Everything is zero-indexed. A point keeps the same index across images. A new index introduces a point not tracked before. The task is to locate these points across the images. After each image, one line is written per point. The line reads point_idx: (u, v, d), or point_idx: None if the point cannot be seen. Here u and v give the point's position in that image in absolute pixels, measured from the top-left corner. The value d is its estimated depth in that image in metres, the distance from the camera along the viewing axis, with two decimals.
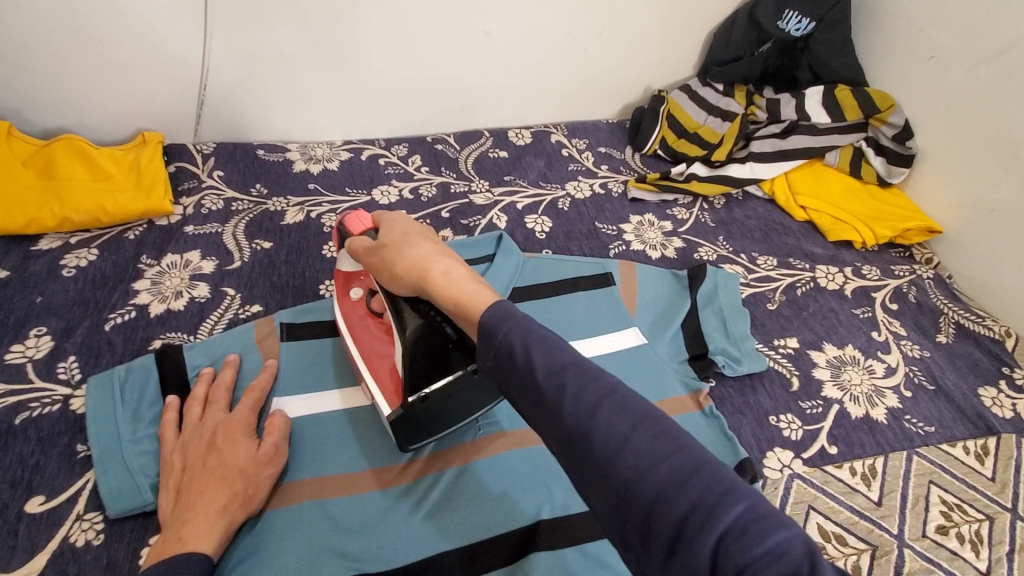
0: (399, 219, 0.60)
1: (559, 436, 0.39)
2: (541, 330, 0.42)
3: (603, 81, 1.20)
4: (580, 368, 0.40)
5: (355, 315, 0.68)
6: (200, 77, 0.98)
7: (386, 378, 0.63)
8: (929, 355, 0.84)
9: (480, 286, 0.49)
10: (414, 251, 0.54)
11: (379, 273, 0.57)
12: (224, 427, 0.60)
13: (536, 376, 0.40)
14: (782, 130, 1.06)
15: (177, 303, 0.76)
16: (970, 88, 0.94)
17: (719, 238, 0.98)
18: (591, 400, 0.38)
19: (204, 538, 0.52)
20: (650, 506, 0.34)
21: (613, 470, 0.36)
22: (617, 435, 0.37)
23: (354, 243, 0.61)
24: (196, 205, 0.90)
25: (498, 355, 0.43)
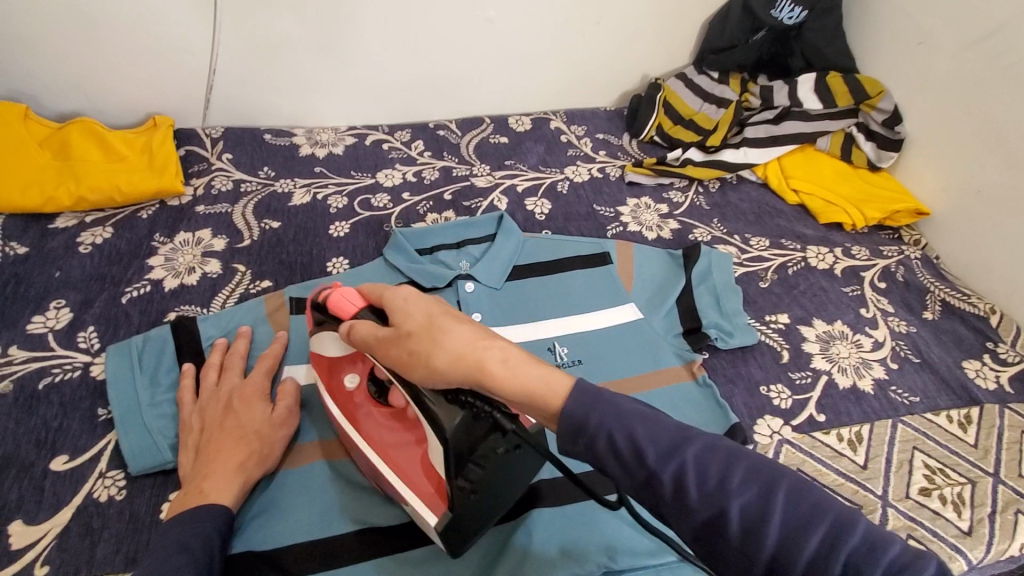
0: (402, 296, 0.54)
1: (691, 522, 0.42)
2: (633, 410, 0.45)
3: (601, 69, 1.23)
4: (693, 441, 0.43)
5: (355, 405, 0.62)
6: (209, 64, 1.00)
7: (416, 473, 0.56)
8: (916, 331, 0.87)
9: (540, 373, 0.48)
10: (453, 338, 0.49)
11: (406, 365, 0.51)
12: (239, 392, 0.63)
13: (649, 462, 0.43)
14: (775, 116, 1.09)
15: (190, 279, 0.79)
16: (957, 74, 0.97)
17: (714, 220, 1.01)
18: (716, 473, 0.42)
19: (223, 492, 0.55)
20: (801, 572, 0.38)
21: (761, 548, 0.39)
22: (753, 511, 0.40)
23: (360, 329, 0.55)
24: (206, 186, 0.93)
25: (590, 444, 0.45)
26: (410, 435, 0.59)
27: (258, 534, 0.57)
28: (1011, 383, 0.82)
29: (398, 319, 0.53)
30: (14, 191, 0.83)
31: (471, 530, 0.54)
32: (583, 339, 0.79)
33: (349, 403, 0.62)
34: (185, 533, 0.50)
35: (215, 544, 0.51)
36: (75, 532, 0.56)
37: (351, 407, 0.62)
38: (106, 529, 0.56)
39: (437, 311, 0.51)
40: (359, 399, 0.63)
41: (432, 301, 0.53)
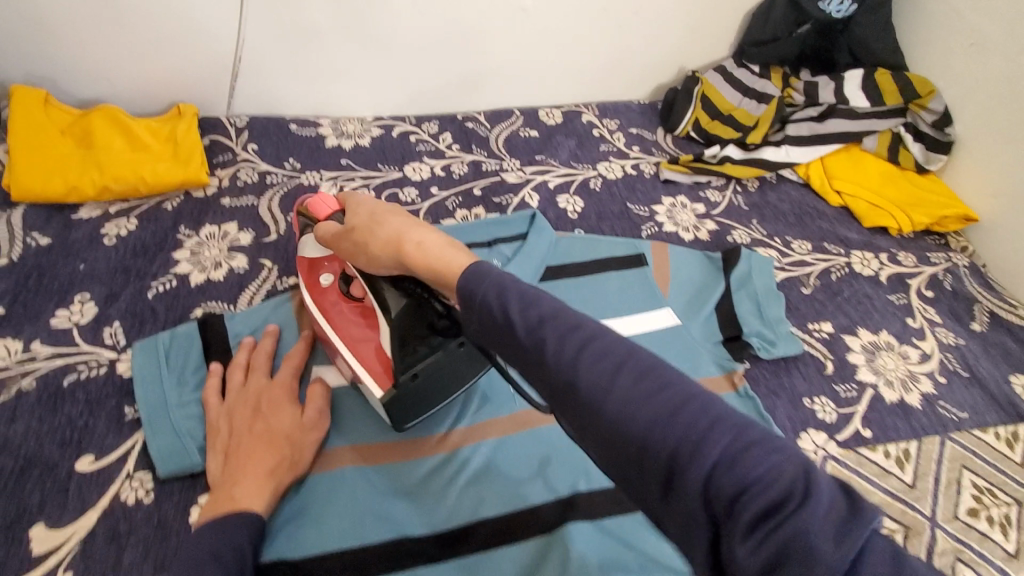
0: (362, 200, 0.60)
1: (550, 391, 0.38)
2: (516, 285, 0.42)
3: (636, 61, 1.18)
4: (561, 316, 0.40)
5: (327, 302, 0.66)
6: (234, 50, 0.98)
7: (370, 357, 0.62)
8: (964, 343, 0.83)
9: (454, 251, 0.48)
10: (385, 227, 0.53)
11: (354, 257, 0.57)
12: (268, 394, 0.61)
13: (515, 331, 0.40)
14: (820, 114, 1.04)
15: (216, 274, 0.77)
16: (1010, 75, 0.92)
17: (753, 221, 0.97)
18: (575, 343, 0.38)
19: (255, 499, 0.53)
20: (642, 445, 0.34)
21: (602, 417, 0.35)
22: (602, 381, 0.36)
23: (322, 228, 0.61)
24: (231, 178, 0.91)
25: (474, 314, 0.43)
26: (372, 330, 0.64)
27: (290, 542, 0.55)
28: None
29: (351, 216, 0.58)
30: (39, 179, 0.81)
31: (410, 407, 0.60)
32: None
33: (320, 294, 0.67)
34: (219, 541, 0.49)
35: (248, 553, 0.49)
36: (101, 537, 0.54)
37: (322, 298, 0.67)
38: (133, 534, 0.55)
39: (379, 208, 0.56)
40: (331, 295, 0.67)
41: (380, 202, 0.57)
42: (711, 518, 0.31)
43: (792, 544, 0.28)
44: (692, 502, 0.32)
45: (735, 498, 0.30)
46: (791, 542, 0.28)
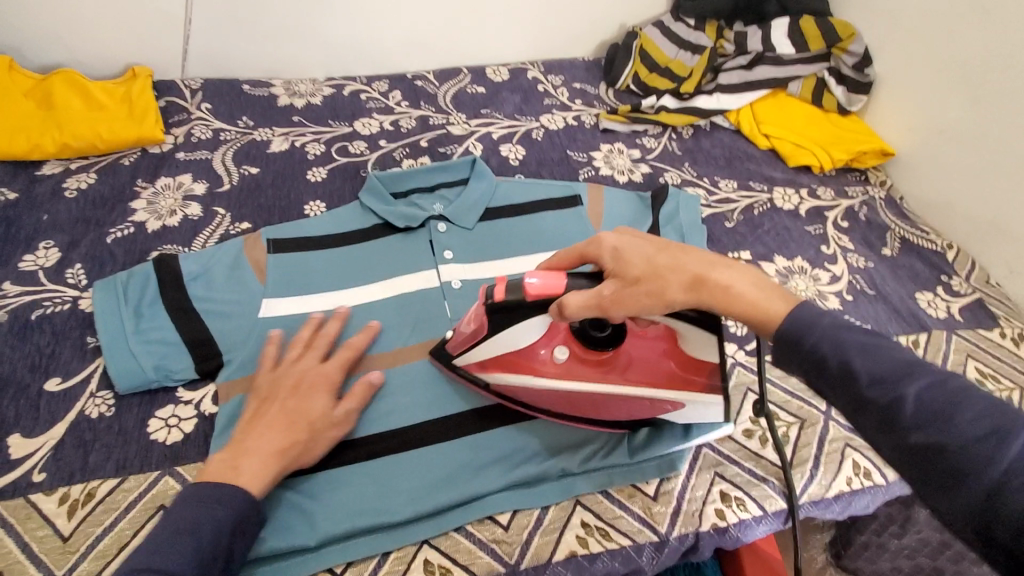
0: (609, 244, 0.53)
1: (900, 444, 0.42)
2: (859, 339, 0.45)
3: (580, 19, 1.23)
4: (924, 372, 0.43)
5: (576, 363, 0.63)
6: (184, 13, 1.01)
7: (668, 368, 0.60)
8: (873, 266, 0.89)
9: (767, 293, 0.50)
10: (688, 269, 0.51)
11: (642, 307, 0.51)
12: (314, 374, 0.63)
13: (861, 385, 0.43)
14: (748, 62, 1.10)
15: (172, 220, 0.82)
16: (926, 13, 0.97)
17: (685, 164, 1.04)
18: (943, 404, 0.41)
19: (256, 478, 0.55)
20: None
21: (980, 479, 0.38)
22: (976, 446, 0.39)
23: (569, 301, 0.52)
24: (186, 135, 0.95)
25: (802, 361, 0.46)
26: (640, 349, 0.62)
27: None
28: (961, 312, 0.85)
29: (615, 266, 0.52)
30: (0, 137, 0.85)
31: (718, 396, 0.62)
32: None
33: (562, 370, 0.63)
34: (204, 511, 0.51)
35: (224, 532, 0.51)
36: (69, 444, 0.62)
37: (565, 371, 0.62)
38: (97, 441, 0.62)
39: (652, 249, 0.52)
40: (574, 359, 0.63)
41: (638, 244, 0.52)
42: None
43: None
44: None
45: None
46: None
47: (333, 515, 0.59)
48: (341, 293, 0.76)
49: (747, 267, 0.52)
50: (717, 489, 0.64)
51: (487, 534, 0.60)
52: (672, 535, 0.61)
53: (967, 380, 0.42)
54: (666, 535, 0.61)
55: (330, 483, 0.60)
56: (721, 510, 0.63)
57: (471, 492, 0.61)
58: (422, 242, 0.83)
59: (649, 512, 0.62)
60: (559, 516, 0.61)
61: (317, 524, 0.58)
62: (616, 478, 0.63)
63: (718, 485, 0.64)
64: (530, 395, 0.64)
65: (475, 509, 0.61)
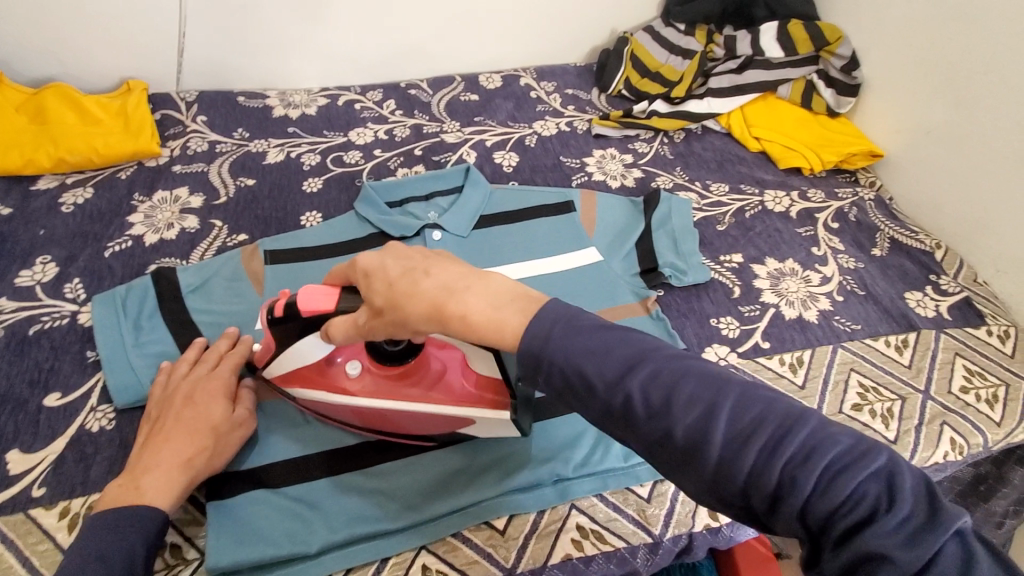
0: (367, 264, 0.50)
1: (641, 441, 0.41)
2: (584, 344, 0.42)
3: (572, 25, 1.24)
4: (648, 361, 0.41)
5: (371, 381, 0.63)
6: (178, 26, 1.02)
7: (464, 387, 0.61)
8: (863, 267, 0.90)
9: (504, 310, 0.45)
10: (424, 293, 0.46)
11: (394, 333, 0.50)
12: (204, 385, 0.63)
13: (597, 390, 0.41)
14: (738, 66, 1.11)
15: (169, 234, 0.83)
16: (910, 16, 0.99)
17: (677, 168, 1.05)
18: (662, 392, 0.39)
19: (161, 493, 0.55)
20: (741, 481, 0.36)
21: (704, 461, 0.37)
22: (695, 425, 0.38)
23: (335, 327, 0.54)
24: (181, 148, 0.96)
25: (548, 378, 0.43)
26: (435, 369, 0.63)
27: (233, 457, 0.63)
28: (949, 310, 0.86)
29: (367, 289, 0.50)
30: None
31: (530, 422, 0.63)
32: (548, 283, 0.83)
33: (357, 386, 0.63)
34: (112, 539, 0.51)
35: (138, 556, 0.51)
36: (71, 457, 0.63)
37: (362, 386, 0.63)
38: (98, 454, 0.63)
39: (396, 274, 0.48)
40: (367, 376, 0.64)
41: (386, 266, 0.49)
42: (808, 535, 0.35)
43: (866, 553, 0.32)
44: (791, 523, 0.35)
45: (826, 517, 0.34)
46: (865, 550, 0.32)
47: (332, 522, 0.60)
48: None
49: (490, 279, 0.46)
50: None
51: (484, 537, 0.61)
52: (666, 536, 0.62)
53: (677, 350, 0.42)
54: (660, 536, 0.62)
55: (327, 490, 0.62)
56: (714, 511, 0.64)
57: (466, 498, 0.61)
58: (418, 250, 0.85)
59: (643, 514, 0.63)
60: (555, 520, 0.62)
61: (315, 530, 0.59)
62: (609, 481, 0.64)
63: None
64: (333, 409, 0.64)
65: (472, 514, 0.61)
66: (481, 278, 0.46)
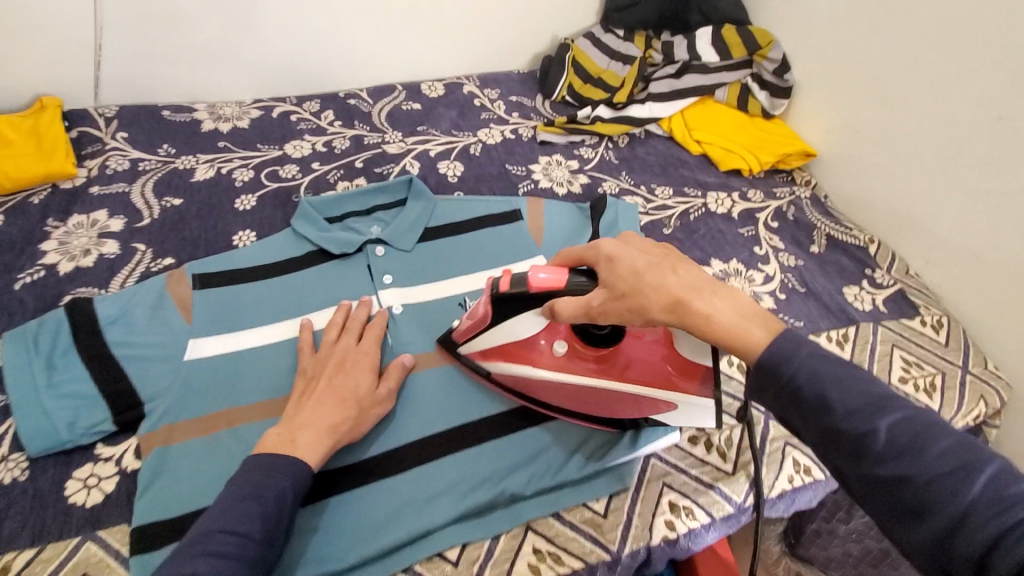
0: (608, 251, 0.56)
1: (865, 474, 0.42)
2: (835, 371, 0.44)
3: (513, 32, 1.24)
4: (897, 407, 0.42)
5: (574, 361, 0.66)
6: (92, 38, 0.95)
7: (656, 370, 0.64)
8: (803, 264, 0.93)
9: (749, 320, 0.49)
10: (672, 285, 0.51)
11: (625, 321, 0.54)
12: (352, 355, 0.67)
13: (836, 416, 0.43)
14: (676, 71, 1.13)
15: (86, 261, 0.77)
16: (836, 19, 1.02)
17: (622, 173, 1.05)
18: (914, 440, 0.41)
19: (310, 450, 0.57)
20: (982, 545, 0.37)
21: (942, 513, 0.39)
22: (942, 478, 0.39)
23: (564, 306, 0.57)
24: (100, 167, 0.90)
25: (781, 390, 0.46)
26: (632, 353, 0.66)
27: (154, 503, 0.58)
28: (885, 303, 0.89)
29: (608, 274, 0.55)
30: None
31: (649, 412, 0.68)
32: None
33: (557, 363, 0.66)
34: (263, 479, 0.54)
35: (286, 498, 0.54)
36: None
37: (564, 364, 0.66)
38: (10, 508, 0.58)
39: (642, 265, 0.53)
40: (571, 356, 0.67)
41: (633, 257, 0.54)
42: None
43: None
44: None
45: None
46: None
47: None
48: (275, 325, 0.74)
49: (735, 292, 0.51)
50: (666, 500, 0.64)
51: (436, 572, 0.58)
52: (624, 552, 0.61)
53: (939, 416, 0.43)
54: (618, 553, 0.61)
55: None
56: (671, 521, 0.63)
57: (418, 525, 0.59)
58: (360, 268, 0.81)
59: (600, 531, 0.62)
60: (511, 546, 0.60)
61: None
62: (566, 500, 0.63)
63: (667, 495, 0.64)
64: (526, 385, 0.67)
65: (423, 546, 0.59)
66: (727, 290, 0.51)
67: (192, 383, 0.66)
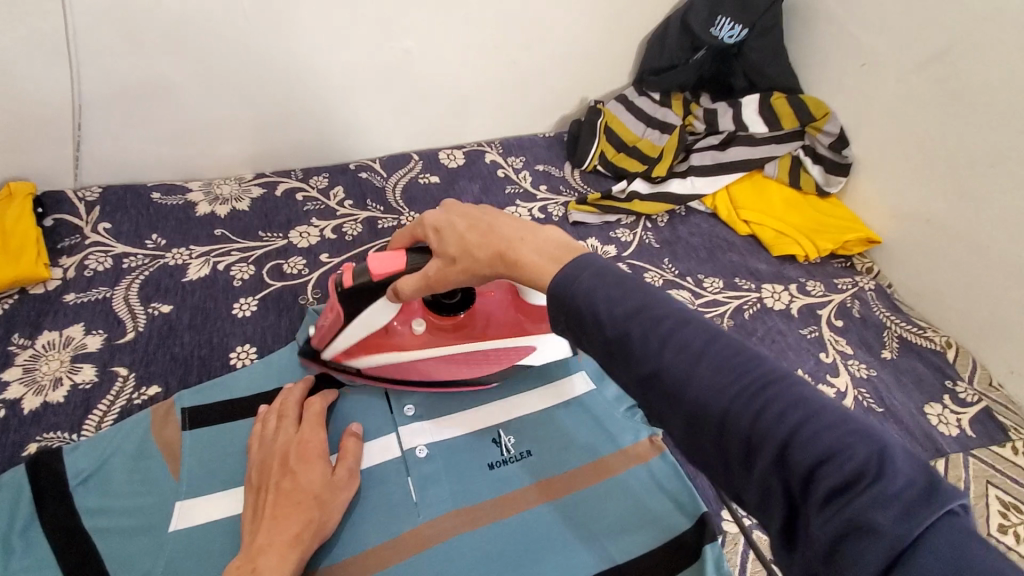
0: (434, 223, 0.57)
1: (634, 378, 0.42)
2: (601, 283, 0.44)
3: (539, 93, 1.14)
4: (645, 303, 0.42)
5: (436, 334, 0.71)
6: (73, 116, 0.85)
7: (508, 323, 0.72)
8: (877, 374, 0.83)
9: (554, 260, 0.49)
10: (496, 235, 0.53)
11: (466, 280, 0.56)
12: (297, 444, 0.60)
13: (601, 326, 0.42)
14: (721, 142, 1.03)
15: (55, 395, 0.66)
16: (904, 96, 0.92)
17: (665, 260, 0.95)
18: (660, 335, 0.40)
19: (279, 571, 0.51)
20: (719, 420, 0.37)
21: (685, 401, 0.38)
22: (684, 370, 0.39)
23: (405, 284, 0.58)
24: (78, 266, 0.79)
25: (566, 314, 0.45)
26: (483, 317, 0.73)
27: None
28: (972, 426, 0.79)
29: (438, 244, 0.56)
30: None
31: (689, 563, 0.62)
32: (538, 433, 0.70)
33: (421, 341, 0.70)
34: None
35: None
36: None
37: (428, 340, 0.70)
38: None
39: (465, 228, 0.54)
40: (431, 332, 0.71)
41: (454, 224, 0.55)
42: (788, 497, 0.34)
43: (859, 523, 0.30)
44: (767, 478, 0.34)
45: (810, 474, 0.33)
46: (857, 520, 0.30)
47: None
48: None
49: (541, 233, 0.52)
50: None
51: None
52: None
53: (678, 305, 0.43)
54: None
55: None
56: None
57: None
58: (376, 396, 0.71)
59: None
60: None
61: None
62: None
63: None
64: (399, 369, 0.70)
65: None
66: (537, 232, 0.52)
67: (181, 566, 0.55)
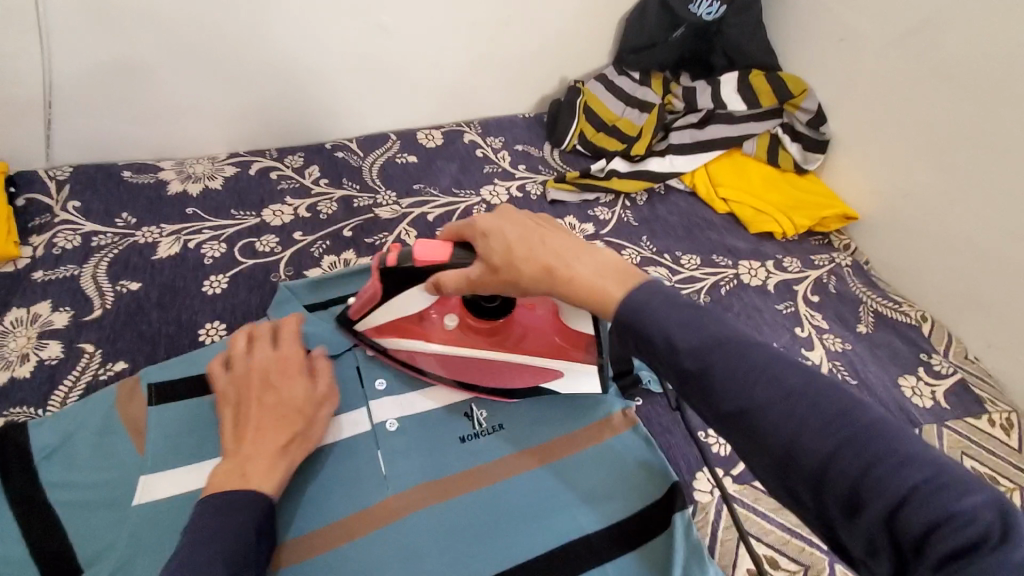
0: (484, 226, 0.56)
1: (713, 412, 0.42)
2: (678, 314, 0.44)
3: (518, 73, 1.13)
4: (728, 340, 0.42)
5: (465, 335, 0.70)
6: (42, 95, 0.83)
7: (546, 342, 0.70)
8: (852, 348, 0.83)
9: (607, 277, 0.49)
10: (545, 247, 0.53)
11: (506, 289, 0.56)
12: (276, 365, 0.59)
13: (681, 357, 0.43)
14: (699, 120, 1.03)
15: (22, 370, 0.66)
16: (882, 71, 0.92)
17: (643, 238, 0.95)
18: (748, 373, 0.40)
19: (267, 476, 0.53)
20: (819, 467, 0.37)
21: (780, 444, 0.38)
22: (782, 413, 0.39)
23: (448, 278, 0.59)
24: (47, 245, 0.78)
25: (638, 343, 0.46)
26: (520, 329, 0.71)
27: None
28: (947, 398, 0.80)
29: (484, 248, 0.56)
30: None
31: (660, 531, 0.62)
32: (511, 408, 0.70)
33: (450, 336, 0.70)
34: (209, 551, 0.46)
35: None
36: None
37: (457, 338, 0.70)
38: None
39: (514, 237, 0.54)
40: (462, 331, 0.70)
41: (506, 230, 0.55)
42: (896, 551, 0.34)
43: None
44: (873, 531, 0.35)
45: (924, 534, 0.33)
46: None
47: None
48: None
49: (600, 251, 0.52)
50: None
51: None
52: None
53: (763, 342, 0.42)
54: None
55: None
56: None
57: None
58: (347, 371, 0.70)
59: None
60: None
61: None
62: None
63: None
64: (422, 359, 0.70)
65: None
66: (594, 249, 0.52)
67: (146, 538, 0.55)
